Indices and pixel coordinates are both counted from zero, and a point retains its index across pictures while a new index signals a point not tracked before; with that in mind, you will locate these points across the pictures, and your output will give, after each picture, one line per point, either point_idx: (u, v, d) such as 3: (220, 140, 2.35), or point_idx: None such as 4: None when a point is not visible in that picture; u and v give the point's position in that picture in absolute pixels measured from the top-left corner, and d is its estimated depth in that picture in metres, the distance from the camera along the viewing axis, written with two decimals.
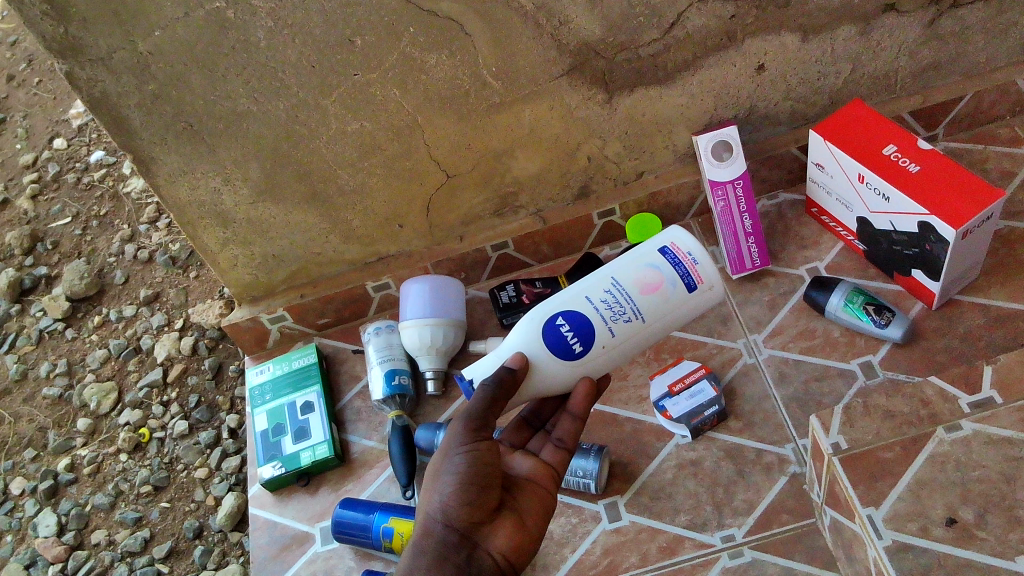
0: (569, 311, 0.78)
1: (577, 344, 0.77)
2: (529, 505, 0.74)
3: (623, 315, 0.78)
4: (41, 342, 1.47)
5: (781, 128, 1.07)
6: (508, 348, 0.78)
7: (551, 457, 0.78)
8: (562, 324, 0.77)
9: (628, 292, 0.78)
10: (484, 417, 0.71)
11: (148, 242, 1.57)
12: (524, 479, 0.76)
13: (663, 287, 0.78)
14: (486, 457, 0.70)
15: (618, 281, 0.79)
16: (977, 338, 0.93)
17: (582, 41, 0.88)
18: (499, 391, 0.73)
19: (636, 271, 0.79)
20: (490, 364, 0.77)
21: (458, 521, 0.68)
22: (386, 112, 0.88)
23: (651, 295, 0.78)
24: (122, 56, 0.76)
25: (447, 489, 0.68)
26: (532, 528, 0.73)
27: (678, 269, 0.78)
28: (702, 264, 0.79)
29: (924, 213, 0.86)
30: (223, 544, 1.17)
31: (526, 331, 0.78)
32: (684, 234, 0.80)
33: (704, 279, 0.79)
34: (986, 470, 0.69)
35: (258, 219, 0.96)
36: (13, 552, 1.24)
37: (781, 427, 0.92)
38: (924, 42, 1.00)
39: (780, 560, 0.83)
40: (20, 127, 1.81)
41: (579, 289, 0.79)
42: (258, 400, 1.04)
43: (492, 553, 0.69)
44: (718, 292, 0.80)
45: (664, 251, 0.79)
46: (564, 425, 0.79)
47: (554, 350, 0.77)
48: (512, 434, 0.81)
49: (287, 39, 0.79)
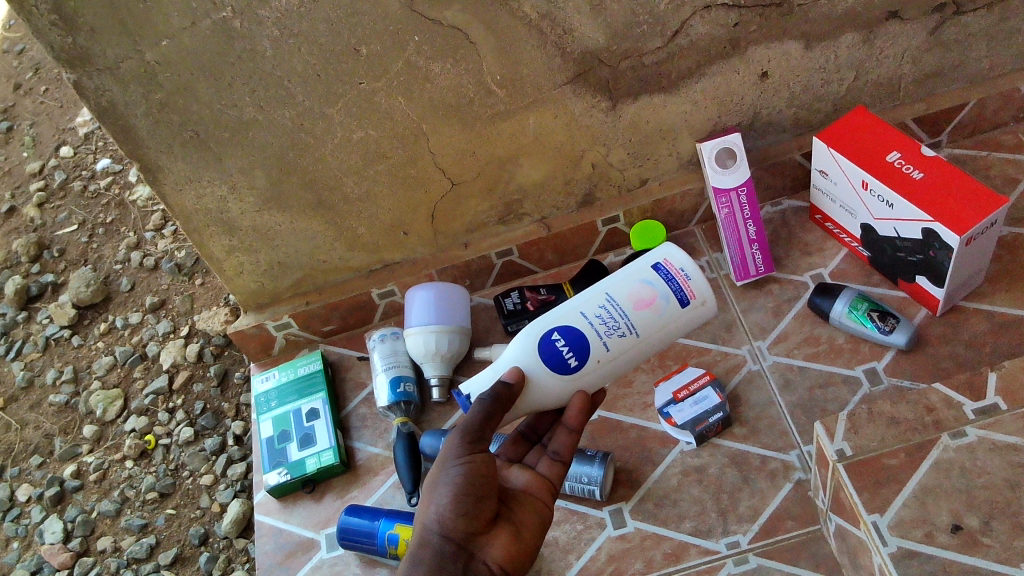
0: (565, 326, 0.78)
1: (572, 359, 0.78)
2: (526, 515, 0.74)
3: (617, 330, 0.78)
4: (47, 349, 1.48)
5: (785, 135, 1.07)
6: (504, 363, 0.78)
7: (547, 470, 0.78)
8: (558, 338, 0.78)
9: (622, 307, 0.79)
10: (481, 430, 0.71)
11: (154, 249, 1.57)
12: (520, 491, 0.76)
13: (656, 301, 0.79)
14: (482, 469, 0.70)
15: (612, 296, 0.79)
16: (982, 344, 0.93)
17: (586, 49, 0.88)
18: (495, 406, 0.73)
19: (629, 286, 0.79)
20: (487, 378, 0.78)
21: (455, 532, 0.68)
22: (391, 122, 0.89)
23: (645, 310, 0.79)
24: (129, 65, 0.76)
25: (444, 499, 0.68)
26: (529, 539, 0.73)
27: (671, 285, 0.79)
28: (694, 279, 0.79)
29: (927, 219, 0.87)
30: (229, 551, 1.18)
31: (522, 345, 0.78)
32: (676, 250, 0.80)
33: (697, 294, 0.79)
34: (991, 476, 0.69)
35: (264, 227, 0.97)
36: (19, 559, 1.24)
37: (786, 434, 0.92)
38: (928, 49, 1.00)
39: (785, 567, 0.83)
40: (26, 136, 1.82)
41: (574, 305, 0.80)
42: (264, 407, 1.05)
43: (488, 563, 0.69)
44: (711, 308, 0.80)
45: (657, 267, 0.80)
46: (559, 438, 0.78)
47: (550, 364, 0.78)
48: (509, 448, 0.81)
49: (293, 48, 0.80)
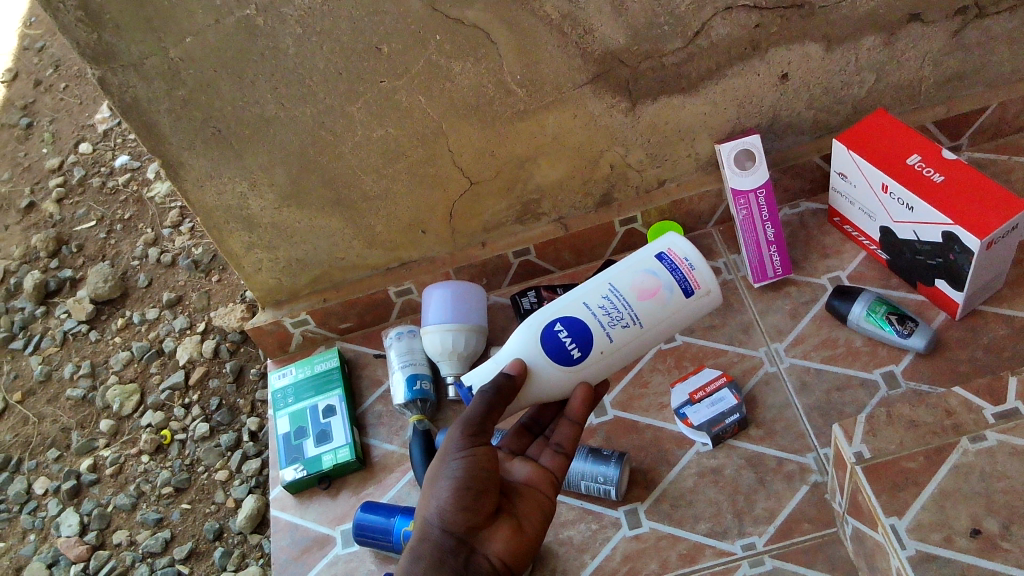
0: (567, 317, 0.78)
1: (575, 350, 0.78)
2: (528, 509, 0.74)
3: (621, 321, 0.79)
4: (65, 344, 1.49)
5: (804, 137, 1.07)
6: (507, 355, 0.78)
7: (551, 463, 0.78)
8: (561, 330, 0.78)
9: (626, 298, 0.79)
10: (483, 423, 0.71)
11: (172, 245, 1.58)
12: (523, 485, 0.76)
13: (660, 292, 0.79)
14: (484, 462, 0.70)
15: (616, 287, 0.79)
16: (1001, 349, 0.93)
17: (607, 49, 0.89)
18: (496, 398, 0.73)
19: (633, 277, 0.80)
20: (489, 370, 0.78)
21: (456, 525, 0.69)
22: (412, 121, 0.89)
23: (649, 300, 0.79)
24: (153, 62, 0.77)
25: (445, 494, 0.68)
26: (530, 533, 0.73)
27: (675, 275, 0.79)
28: (698, 269, 0.79)
29: (948, 222, 0.86)
30: (243, 546, 1.18)
31: (524, 337, 0.78)
32: (681, 240, 0.81)
33: (701, 284, 0.79)
34: (1011, 481, 0.69)
35: (284, 224, 0.97)
36: (35, 551, 1.25)
37: (802, 436, 0.92)
38: (949, 52, 1.00)
39: (801, 570, 0.83)
40: (46, 132, 1.84)
41: (577, 296, 0.80)
42: (281, 403, 1.05)
43: (490, 557, 0.70)
44: (715, 298, 0.80)
45: (661, 258, 0.80)
46: (563, 430, 0.79)
47: (553, 356, 0.78)
48: (512, 441, 0.81)
49: (317, 46, 0.80)
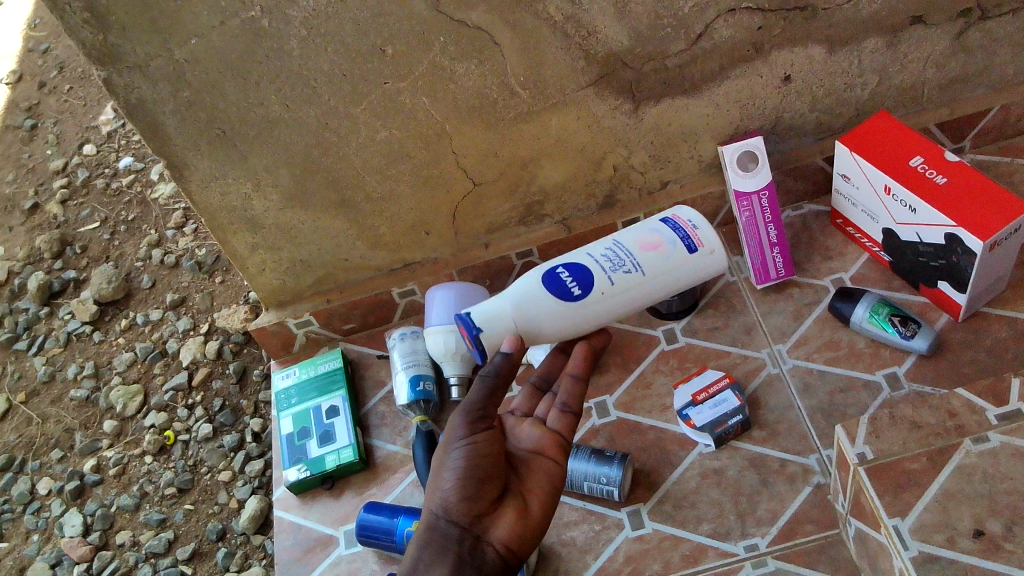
0: (571, 262, 0.85)
1: (577, 288, 0.82)
2: (535, 484, 0.74)
3: (623, 267, 0.84)
4: (69, 345, 1.49)
5: (807, 139, 1.07)
6: (509, 290, 0.82)
7: (557, 424, 0.78)
8: (562, 272, 0.83)
9: (629, 248, 0.86)
10: (482, 410, 0.71)
11: (175, 247, 1.59)
12: (530, 455, 0.76)
13: (662, 245, 0.86)
14: (484, 449, 0.70)
15: (621, 241, 0.87)
16: (1004, 351, 0.93)
17: (610, 51, 0.89)
18: (497, 381, 0.72)
19: (637, 233, 0.87)
20: (490, 301, 0.81)
21: (459, 514, 0.69)
22: (416, 122, 0.90)
23: (652, 252, 0.85)
24: (159, 63, 0.77)
25: (447, 484, 0.69)
26: (537, 511, 0.73)
27: (678, 232, 0.87)
28: (701, 229, 0.87)
29: (950, 224, 0.86)
30: (246, 546, 1.18)
31: (527, 278, 0.83)
32: (685, 210, 0.90)
33: (705, 243, 0.86)
34: (1014, 482, 0.69)
35: (288, 225, 0.98)
36: (39, 551, 1.26)
37: (805, 437, 0.92)
38: (952, 55, 1.00)
39: (804, 571, 0.83)
40: (51, 134, 1.84)
41: (582, 251, 0.87)
42: (284, 404, 1.06)
43: (494, 543, 0.70)
44: (719, 257, 0.87)
45: (665, 221, 0.89)
46: (567, 391, 0.79)
47: (553, 291, 0.81)
48: (523, 402, 0.82)
49: (321, 48, 0.80)
